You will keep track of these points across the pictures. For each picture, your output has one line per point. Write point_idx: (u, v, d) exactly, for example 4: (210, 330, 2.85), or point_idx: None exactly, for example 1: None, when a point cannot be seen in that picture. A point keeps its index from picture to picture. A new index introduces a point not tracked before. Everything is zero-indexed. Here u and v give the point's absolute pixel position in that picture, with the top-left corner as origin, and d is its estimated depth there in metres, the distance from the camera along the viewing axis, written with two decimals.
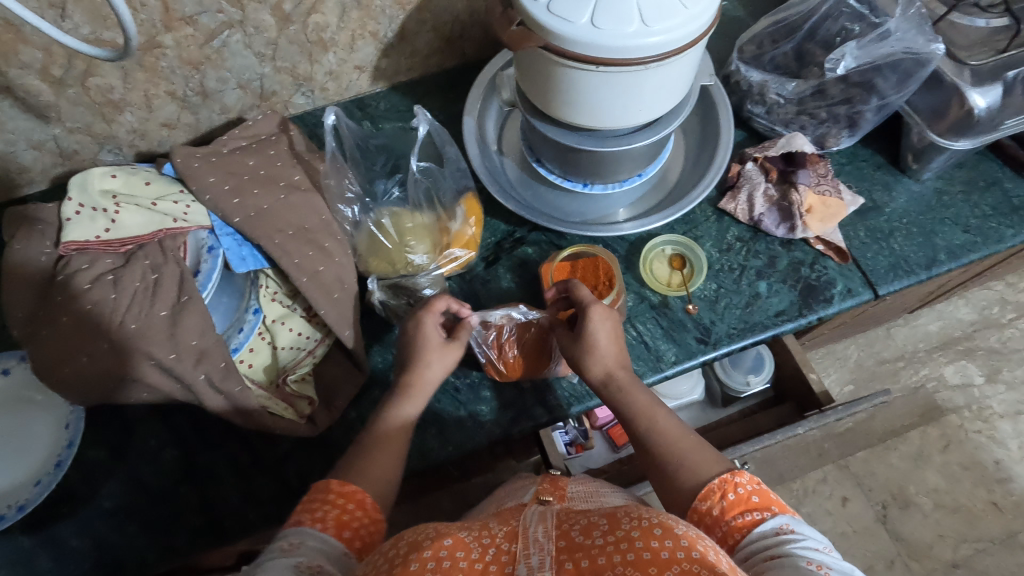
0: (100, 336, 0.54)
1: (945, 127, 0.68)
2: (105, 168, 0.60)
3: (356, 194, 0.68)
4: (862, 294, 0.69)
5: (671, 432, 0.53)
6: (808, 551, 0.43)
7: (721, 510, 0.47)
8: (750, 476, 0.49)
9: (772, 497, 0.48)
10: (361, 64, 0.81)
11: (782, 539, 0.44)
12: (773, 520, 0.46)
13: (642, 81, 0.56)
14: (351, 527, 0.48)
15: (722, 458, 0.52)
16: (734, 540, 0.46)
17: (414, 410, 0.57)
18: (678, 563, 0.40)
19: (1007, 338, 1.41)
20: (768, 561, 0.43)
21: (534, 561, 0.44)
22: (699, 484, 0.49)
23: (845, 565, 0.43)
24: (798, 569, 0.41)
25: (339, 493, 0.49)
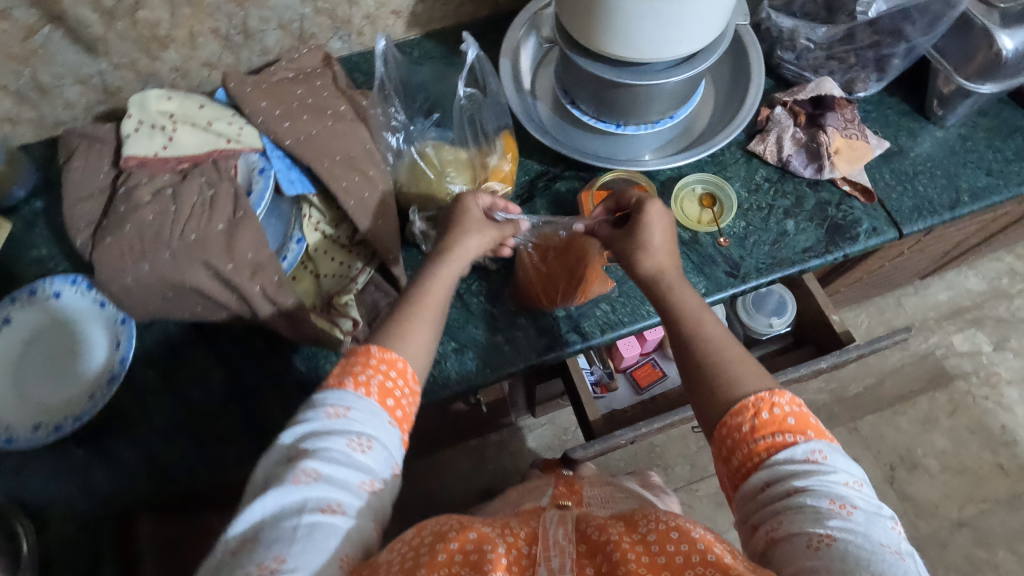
0: (160, 245, 0.55)
1: (972, 72, 0.70)
2: (162, 91, 0.61)
3: (401, 122, 0.70)
4: (887, 234, 0.71)
5: (717, 340, 0.53)
6: (831, 487, 0.43)
7: (752, 428, 0.47)
8: (791, 398, 0.48)
9: (810, 422, 0.47)
10: (398, 9, 0.82)
11: (808, 470, 0.44)
12: (806, 445, 0.45)
13: (684, 8, 0.57)
14: (394, 396, 0.50)
15: (767, 375, 0.51)
16: (757, 462, 0.46)
17: (450, 280, 0.58)
18: (691, 567, 0.42)
19: (1016, 308, 1.44)
20: (786, 495, 0.44)
21: (555, 563, 0.45)
22: (734, 400, 0.49)
23: (867, 498, 0.44)
24: (815, 512, 0.42)
25: (380, 359, 0.50)
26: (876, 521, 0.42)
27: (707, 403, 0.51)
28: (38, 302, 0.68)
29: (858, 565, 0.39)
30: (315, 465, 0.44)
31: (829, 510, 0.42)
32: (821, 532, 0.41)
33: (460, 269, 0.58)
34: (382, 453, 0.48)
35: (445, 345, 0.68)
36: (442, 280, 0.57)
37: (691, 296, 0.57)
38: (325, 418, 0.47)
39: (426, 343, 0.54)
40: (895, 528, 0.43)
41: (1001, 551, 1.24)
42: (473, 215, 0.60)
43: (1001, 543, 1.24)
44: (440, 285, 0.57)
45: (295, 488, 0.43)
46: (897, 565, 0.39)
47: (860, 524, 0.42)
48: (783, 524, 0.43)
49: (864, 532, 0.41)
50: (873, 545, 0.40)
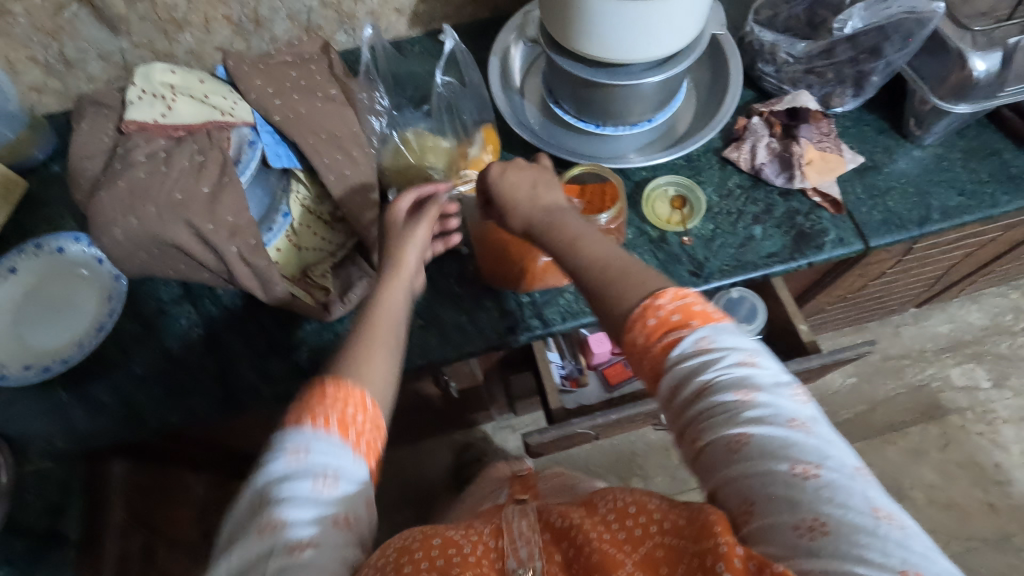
0: (147, 201, 0.60)
1: (946, 93, 0.72)
2: (164, 66, 0.66)
3: (385, 108, 0.74)
4: (853, 245, 0.72)
5: (604, 255, 0.53)
6: (731, 374, 0.44)
7: (647, 335, 0.47)
8: (673, 293, 0.48)
9: (695, 309, 0.47)
10: (400, 7, 0.87)
11: (704, 366, 0.45)
12: (694, 336, 0.46)
13: (653, 11, 0.61)
14: (357, 424, 0.47)
15: (650, 279, 0.50)
16: (660, 365, 0.47)
17: (398, 296, 0.58)
18: (651, 539, 0.43)
19: (1018, 345, 1.41)
20: (696, 397, 0.44)
21: (523, 552, 0.46)
22: (623, 317, 0.48)
23: (766, 372, 0.45)
24: (724, 411, 0.43)
25: (335, 393, 0.48)
26: (781, 395, 0.43)
27: (608, 330, 0.50)
28: (42, 254, 0.74)
29: (773, 458, 0.40)
30: (280, 512, 0.42)
31: (733, 406, 0.43)
32: (736, 433, 0.42)
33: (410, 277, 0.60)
34: (354, 492, 0.45)
35: (411, 321, 0.71)
36: (391, 295, 0.58)
37: (576, 227, 0.56)
38: (285, 466, 0.44)
39: (388, 361, 0.53)
40: (800, 394, 0.44)
41: None
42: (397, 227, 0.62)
43: None
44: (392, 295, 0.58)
45: (261, 537, 0.41)
46: (807, 443, 0.41)
47: (764, 406, 0.43)
48: (701, 432, 0.44)
49: (772, 414, 0.42)
50: (783, 425, 0.42)
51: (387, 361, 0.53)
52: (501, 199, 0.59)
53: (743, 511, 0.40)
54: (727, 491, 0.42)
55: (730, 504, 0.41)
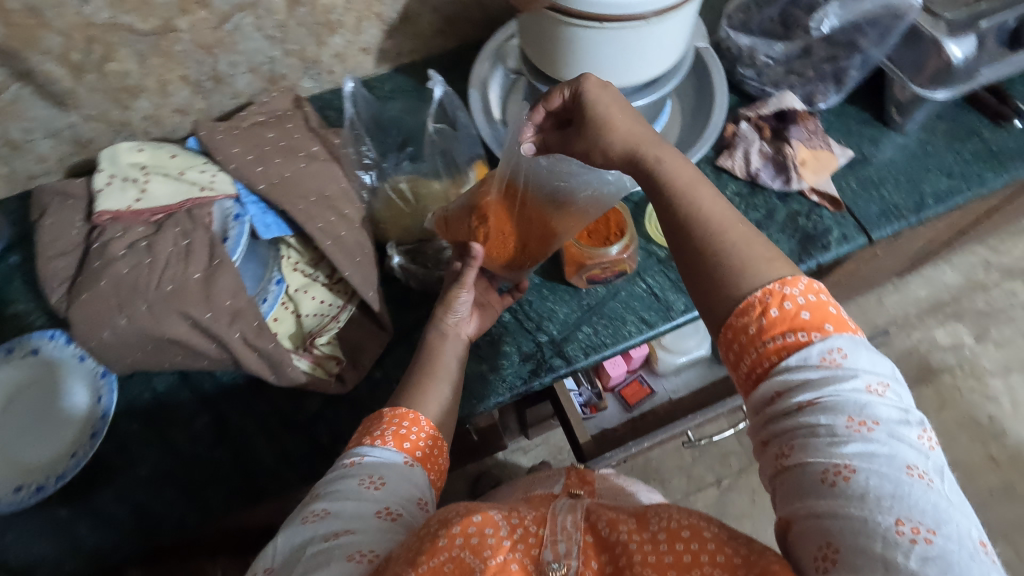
0: (136, 298, 0.55)
1: (926, 79, 0.73)
2: (133, 145, 0.63)
3: (372, 160, 0.71)
4: (857, 240, 0.73)
5: (722, 217, 0.50)
6: (851, 399, 0.41)
7: (760, 329, 0.45)
8: (805, 288, 0.45)
9: (828, 314, 0.44)
10: (366, 46, 0.83)
11: (821, 377, 0.42)
12: (821, 343, 0.43)
13: (643, 37, 0.59)
14: (410, 439, 0.53)
15: (779, 262, 0.47)
16: (768, 366, 0.44)
17: (455, 348, 0.62)
18: (699, 568, 0.40)
19: (993, 299, 1.46)
20: (798, 411, 0.42)
21: (561, 547, 0.44)
22: (738, 300, 0.46)
23: (893, 406, 0.41)
24: (830, 437, 0.40)
25: (392, 415, 0.54)
26: (903, 437, 0.39)
27: (713, 296, 0.48)
28: (15, 359, 0.67)
29: (877, 506, 0.37)
30: (324, 504, 0.47)
31: (844, 430, 0.40)
32: (837, 463, 0.39)
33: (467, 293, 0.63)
34: (396, 491, 0.49)
35: None
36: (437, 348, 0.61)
37: (681, 166, 0.52)
38: (344, 468, 0.50)
39: (443, 394, 0.58)
40: (925, 440, 0.40)
41: (997, 543, 1.25)
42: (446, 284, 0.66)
43: (998, 534, 1.25)
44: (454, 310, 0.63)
45: (304, 526, 0.45)
46: (924, 497, 0.37)
47: (881, 442, 0.39)
48: (795, 450, 0.41)
49: (887, 455, 0.38)
50: (897, 470, 0.38)
51: (442, 395, 0.58)
52: (598, 120, 0.54)
53: (825, 549, 0.37)
54: (811, 524, 0.39)
55: (810, 535, 0.39)
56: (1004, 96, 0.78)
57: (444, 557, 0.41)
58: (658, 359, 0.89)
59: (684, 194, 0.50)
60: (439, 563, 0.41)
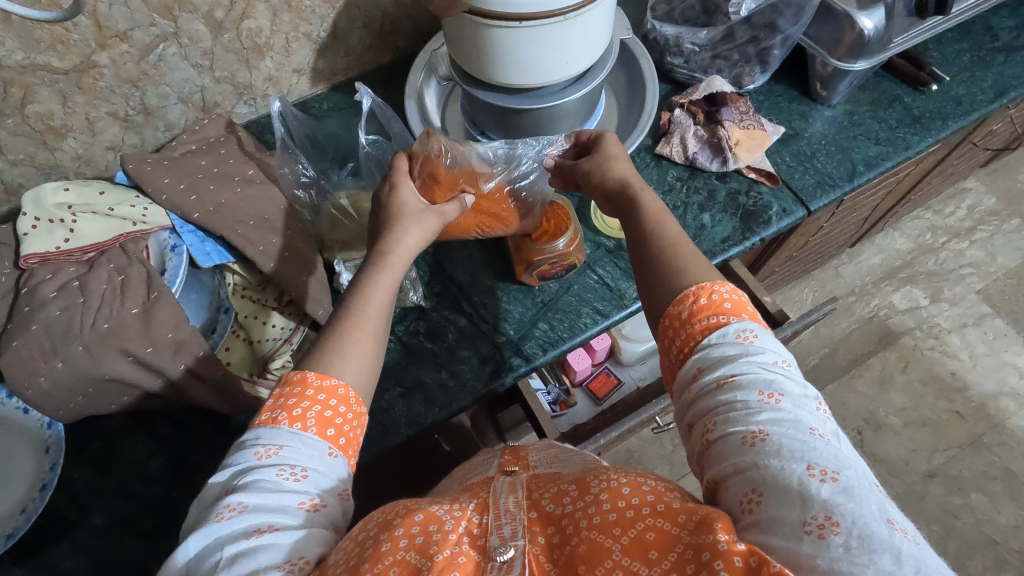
0: (71, 339, 0.53)
1: (844, 52, 0.75)
2: (55, 186, 0.60)
3: (311, 178, 0.69)
4: (796, 212, 0.75)
5: (673, 233, 0.55)
6: (762, 374, 0.44)
7: (691, 313, 0.49)
8: (731, 287, 0.50)
9: (745, 307, 0.49)
10: (299, 67, 0.83)
11: (737, 354, 0.46)
12: (738, 325, 0.47)
13: (564, 33, 0.60)
14: (334, 424, 0.48)
15: (713, 268, 0.52)
16: (692, 348, 0.48)
17: (390, 284, 0.56)
18: (641, 520, 0.41)
19: (943, 260, 1.51)
20: (716, 387, 0.45)
21: (507, 530, 0.45)
22: (676, 291, 0.51)
23: (796, 381, 0.45)
24: (745, 407, 0.43)
25: (318, 388, 0.48)
26: (805, 407, 0.43)
27: (654, 291, 0.53)
28: None
29: (789, 459, 0.39)
30: (240, 498, 0.43)
31: (759, 400, 0.43)
32: (754, 428, 0.42)
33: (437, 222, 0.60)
34: (320, 483, 0.45)
35: (390, 391, 0.67)
36: (383, 285, 0.55)
37: (654, 198, 0.58)
38: (255, 459, 0.45)
39: (371, 351, 0.52)
40: (823, 409, 0.44)
41: (972, 494, 1.29)
42: (410, 206, 0.59)
43: (971, 486, 1.29)
44: (409, 239, 0.58)
45: (218, 526, 0.41)
46: (828, 451, 0.40)
47: (789, 410, 0.42)
48: (716, 422, 0.44)
49: (793, 419, 0.42)
50: (803, 431, 0.41)
51: (370, 350, 0.52)
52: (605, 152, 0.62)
53: (749, 500, 0.39)
54: (736, 479, 0.41)
55: (734, 493, 0.40)
56: (921, 63, 0.82)
57: (388, 562, 0.41)
58: (621, 349, 0.90)
59: (656, 221, 0.56)
60: (385, 567, 0.40)
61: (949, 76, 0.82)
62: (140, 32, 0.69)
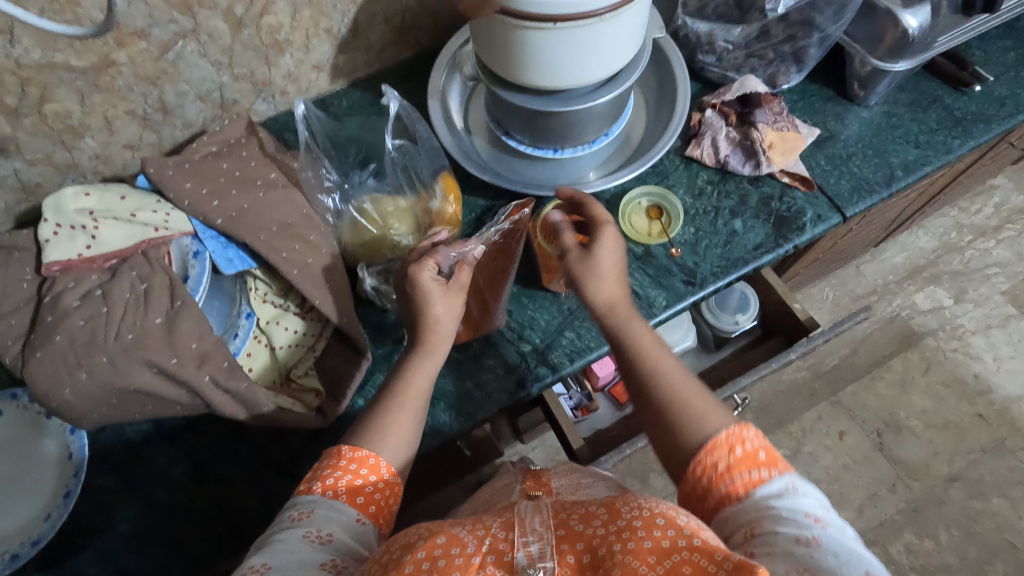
0: (95, 351, 0.53)
1: (884, 51, 0.72)
2: (76, 191, 0.58)
3: (334, 182, 0.68)
4: (831, 219, 0.73)
5: (677, 377, 0.54)
6: (806, 504, 0.45)
7: (728, 463, 0.48)
8: (756, 432, 0.50)
9: (778, 456, 0.49)
10: (319, 64, 0.81)
11: (781, 496, 0.46)
12: (780, 479, 0.47)
13: (597, 35, 0.58)
14: (364, 492, 0.50)
15: (727, 412, 0.52)
16: (734, 498, 0.47)
17: (431, 366, 0.57)
18: (678, 552, 0.40)
19: (968, 259, 1.48)
20: (759, 507, 0.46)
21: (535, 549, 0.43)
22: (707, 437, 0.50)
23: (837, 517, 0.46)
24: (792, 517, 0.44)
25: (350, 459, 0.51)
26: (849, 535, 0.44)
27: (671, 447, 0.52)
28: None
29: (848, 563, 0.41)
30: (264, 559, 0.44)
31: (806, 521, 0.44)
32: (807, 534, 0.43)
33: (442, 355, 0.57)
34: (344, 546, 0.47)
35: None
36: (422, 371, 0.56)
37: (643, 329, 0.57)
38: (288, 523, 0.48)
39: (410, 432, 0.54)
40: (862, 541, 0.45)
41: (994, 499, 1.27)
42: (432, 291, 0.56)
43: (993, 490, 1.28)
44: (420, 377, 0.56)
45: None
46: (878, 568, 0.41)
47: (833, 534, 0.43)
48: (761, 524, 0.44)
49: (840, 541, 0.43)
50: (851, 548, 0.42)
51: (410, 428, 0.54)
52: (597, 267, 0.58)
53: (797, 574, 0.40)
54: (780, 559, 0.41)
55: (778, 573, 0.41)
56: (963, 62, 0.79)
57: None
58: None
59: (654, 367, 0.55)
60: None
61: (992, 76, 0.79)
62: (159, 29, 0.67)
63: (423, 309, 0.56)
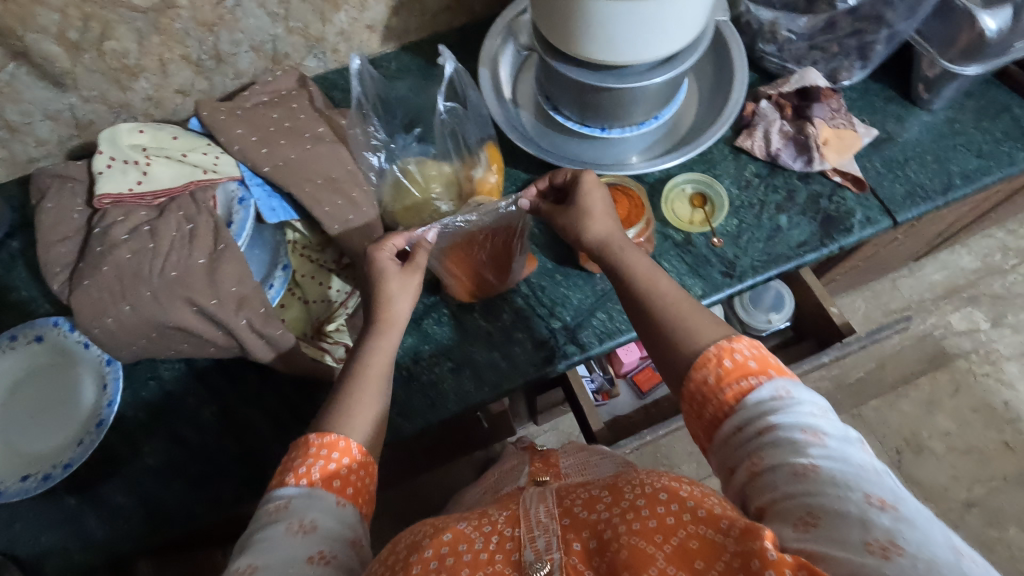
0: (140, 284, 0.54)
1: (956, 54, 0.70)
2: (132, 128, 0.60)
3: (381, 141, 0.69)
4: (881, 222, 0.70)
5: (669, 293, 0.54)
6: (802, 418, 0.43)
7: (718, 378, 0.47)
8: (747, 342, 0.48)
9: (769, 362, 0.47)
10: (372, 24, 0.81)
11: (774, 408, 0.44)
12: (770, 385, 0.46)
13: (662, 11, 0.56)
14: (341, 476, 0.47)
15: (719, 324, 0.51)
16: (728, 412, 0.46)
17: (392, 343, 0.55)
18: (684, 528, 0.40)
19: (1011, 283, 1.43)
20: (758, 435, 0.44)
21: (540, 543, 0.42)
22: (695, 354, 0.49)
23: (835, 421, 0.44)
24: (792, 443, 0.42)
25: (319, 445, 0.47)
26: (849, 444, 0.42)
27: (669, 365, 0.51)
28: (18, 348, 0.66)
29: (848, 487, 0.39)
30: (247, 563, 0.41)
31: (803, 441, 0.42)
32: (804, 461, 0.41)
33: (398, 334, 0.56)
34: (330, 532, 0.43)
35: (441, 366, 0.67)
36: (383, 348, 0.55)
37: (638, 257, 0.57)
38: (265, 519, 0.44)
39: (377, 409, 0.51)
40: (868, 449, 0.43)
41: (1012, 529, 1.24)
42: (391, 271, 0.56)
43: (1012, 521, 1.24)
44: (379, 357, 0.54)
45: None
46: (883, 483, 0.39)
47: (834, 448, 0.42)
48: (761, 458, 0.43)
49: (841, 455, 0.41)
50: (853, 464, 0.41)
51: (376, 404, 0.52)
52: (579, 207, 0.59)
53: (802, 522, 0.39)
54: (786, 504, 0.40)
55: (784, 526, 0.40)
56: None
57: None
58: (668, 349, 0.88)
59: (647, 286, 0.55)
60: None
61: None
62: None
63: (378, 286, 0.56)
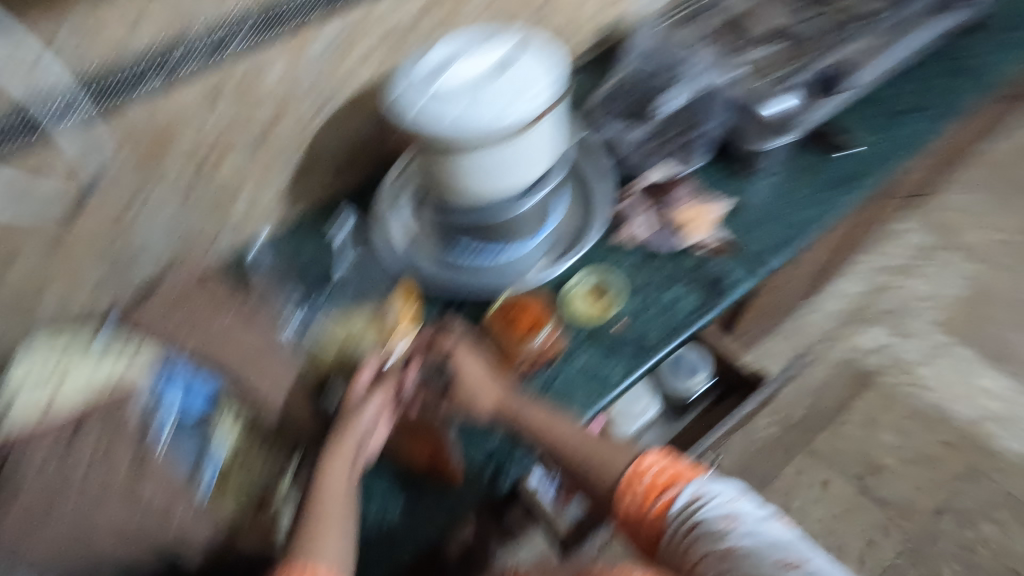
0: (54, 517, 0.53)
1: (758, 136, 0.86)
2: (49, 337, 0.66)
3: (297, 302, 0.80)
4: (751, 279, 0.80)
5: (576, 438, 0.66)
6: (720, 512, 0.56)
7: (643, 496, 0.61)
8: (654, 456, 0.63)
9: (680, 470, 0.61)
10: (269, 205, 0.86)
11: (698, 509, 0.57)
12: (686, 492, 0.59)
13: (520, 145, 0.68)
14: None
15: (629, 451, 0.65)
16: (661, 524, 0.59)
17: (344, 471, 0.62)
18: None
19: (899, 297, 1.55)
20: (693, 532, 0.56)
21: None
22: (615, 482, 0.63)
23: (750, 508, 0.57)
24: (716, 531, 0.55)
25: None
26: (761, 524, 0.55)
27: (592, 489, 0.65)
28: None
29: (763, 555, 0.52)
30: None
31: (723, 527, 0.55)
32: (727, 541, 0.54)
33: (359, 455, 0.64)
34: None
35: (388, 515, 0.68)
36: (337, 475, 0.62)
37: (532, 411, 0.68)
38: None
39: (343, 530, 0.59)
40: (780, 519, 0.56)
41: (982, 526, 1.29)
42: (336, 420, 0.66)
43: (980, 517, 1.30)
44: (336, 481, 0.62)
45: None
46: (780, 539, 0.54)
47: (746, 526, 0.55)
48: (699, 547, 0.55)
49: (751, 530, 0.54)
50: (761, 533, 0.54)
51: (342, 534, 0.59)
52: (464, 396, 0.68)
53: None
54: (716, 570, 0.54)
55: None
56: (830, 134, 0.92)
57: None
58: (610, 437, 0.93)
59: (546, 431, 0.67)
60: None
61: (860, 140, 0.92)
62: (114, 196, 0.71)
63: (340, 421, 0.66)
